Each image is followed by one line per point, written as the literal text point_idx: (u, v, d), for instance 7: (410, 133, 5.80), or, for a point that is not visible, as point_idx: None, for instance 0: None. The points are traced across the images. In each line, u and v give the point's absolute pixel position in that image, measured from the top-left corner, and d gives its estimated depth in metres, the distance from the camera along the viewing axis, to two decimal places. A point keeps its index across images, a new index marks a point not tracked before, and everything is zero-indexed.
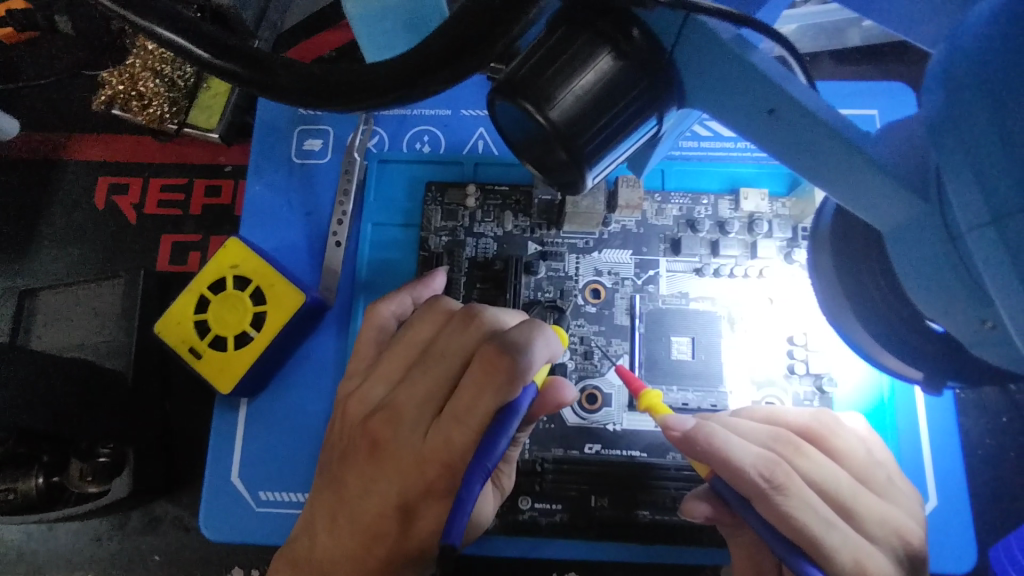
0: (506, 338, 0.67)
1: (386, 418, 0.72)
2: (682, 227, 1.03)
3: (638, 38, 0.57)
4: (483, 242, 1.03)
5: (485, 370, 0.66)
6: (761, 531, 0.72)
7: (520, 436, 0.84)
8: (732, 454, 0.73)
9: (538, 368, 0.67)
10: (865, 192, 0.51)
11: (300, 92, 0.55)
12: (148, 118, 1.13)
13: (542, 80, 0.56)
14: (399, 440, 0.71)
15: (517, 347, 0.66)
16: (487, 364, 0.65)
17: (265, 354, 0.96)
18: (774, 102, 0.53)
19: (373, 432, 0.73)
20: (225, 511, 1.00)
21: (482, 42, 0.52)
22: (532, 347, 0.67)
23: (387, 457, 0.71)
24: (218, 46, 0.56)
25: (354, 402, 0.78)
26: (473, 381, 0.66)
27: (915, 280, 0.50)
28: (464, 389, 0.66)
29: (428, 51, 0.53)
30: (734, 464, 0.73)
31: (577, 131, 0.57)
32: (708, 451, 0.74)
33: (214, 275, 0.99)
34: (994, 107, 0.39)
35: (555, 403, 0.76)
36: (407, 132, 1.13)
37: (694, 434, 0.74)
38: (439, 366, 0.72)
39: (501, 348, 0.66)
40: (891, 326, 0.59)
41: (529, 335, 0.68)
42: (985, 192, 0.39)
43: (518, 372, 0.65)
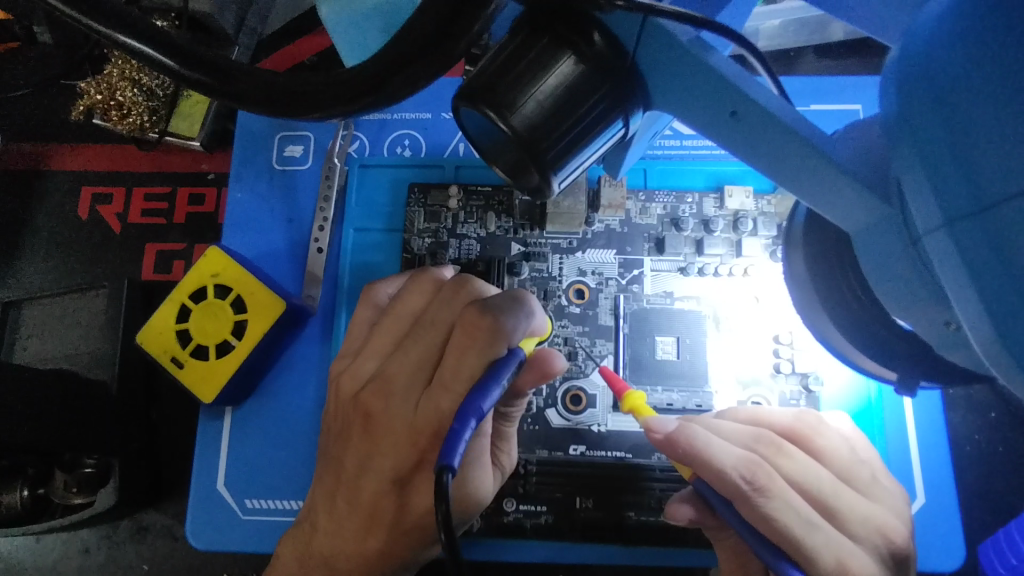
0: (489, 300, 0.67)
1: (377, 389, 0.71)
2: (666, 226, 1.02)
3: (600, 42, 0.56)
4: (466, 243, 1.02)
5: (468, 333, 0.65)
6: (742, 532, 0.72)
7: (515, 411, 0.79)
8: (712, 455, 0.73)
9: (520, 333, 0.66)
10: (829, 194, 0.51)
11: (268, 102, 0.55)
12: (129, 127, 1.13)
13: (503, 86, 0.56)
14: (391, 411, 0.69)
15: (498, 309, 0.66)
16: (470, 328, 0.65)
17: (247, 362, 0.96)
18: (736, 105, 0.52)
19: (366, 404, 0.71)
20: (210, 520, 1.00)
21: (445, 45, 0.52)
22: (516, 310, 0.66)
23: (379, 432, 0.70)
24: (180, 53, 0.56)
25: (348, 379, 0.76)
26: (457, 345, 0.65)
27: (882, 282, 0.49)
28: (449, 354, 0.66)
29: (387, 58, 0.53)
30: (714, 466, 0.72)
31: (539, 136, 0.56)
32: (688, 452, 0.73)
33: (194, 283, 0.99)
34: (946, 109, 0.38)
35: (544, 375, 0.72)
36: (388, 136, 1.12)
37: (675, 436, 0.74)
38: (426, 335, 0.71)
39: (483, 310, 0.65)
40: (866, 329, 0.58)
41: (512, 300, 0.68)
42: (941, 196, 0.39)
43: (500, 333, 0.65)
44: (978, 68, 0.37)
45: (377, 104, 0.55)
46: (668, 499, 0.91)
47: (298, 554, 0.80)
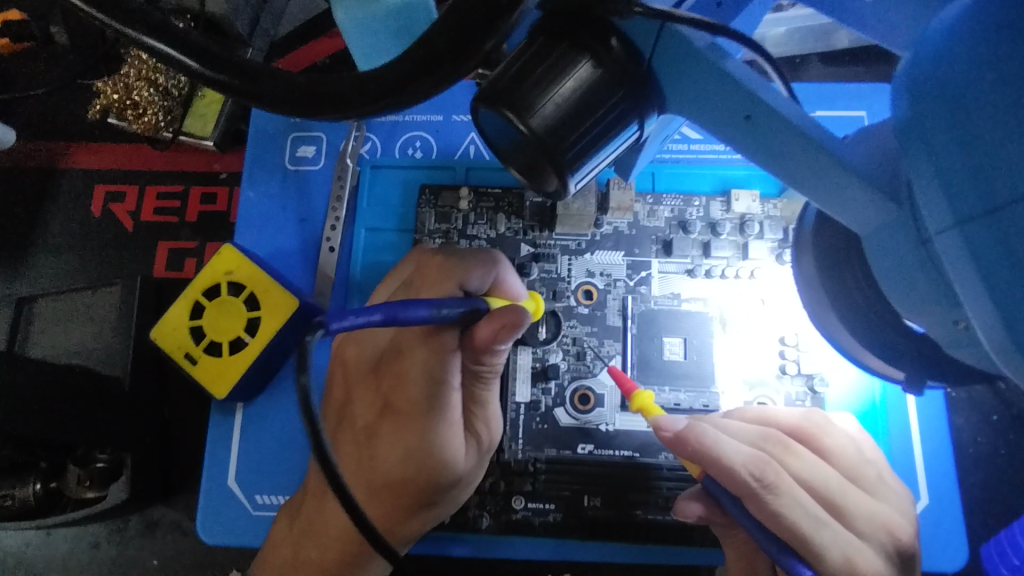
0: (451, 252, 0.80)
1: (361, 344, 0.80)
2: (674, 229, 1.03)
3: (617, 46, 0.58)
4: (476, 244, 1.03)
5: (427, 274, 0.77)
6: (752, 530, 0.73)
7: (483, 369, 0.79)
8: (720, 452, 0.74)
9: (474, 277, 0.76)
10: (840, 196, 0.52)
11: (289, 103, 0.57)
12: (143, 127, 1.15)
13: (522, 89, 0.57)
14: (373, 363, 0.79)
15: (456, 256, 0.78)
16: (429, 270, 0.77)
17: (260, 359, 0.98)
18: (751, 108, 0.54)
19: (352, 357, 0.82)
20: (221, 516, 1.01)
21: (467, 49, 0.53)
22: (476, 259, 0.78)
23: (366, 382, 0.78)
24: (204, 55, 0.57)
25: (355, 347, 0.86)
26: (421, 287, 0.77)
27: (893, 282, 0.50)
28: (414, 297, 0.77)
29: (409, 61, 0.54)
30: (723, 463, 0.73)
31: (558, 137, 0.57)
32: (698, 450, 0.75)
33: (209, 281, 1.00)
34: (960, 114, 0.39)
35: (511, 327, 0.71)
36: (399, 138, 1.14)
37: (685, 434, 0.75)
38: (400, 292, 0.81)
39: (440, 255, 0.79)
40: (876, 328, 0.59)
41: (474, 253, 0.79)
42: (953, 198, 0.40)
43: (455, 272, 0.76)
44: (990, 75, 0.38)
45: (398, 106, 0.56)
46: (676, 497, 0.92)
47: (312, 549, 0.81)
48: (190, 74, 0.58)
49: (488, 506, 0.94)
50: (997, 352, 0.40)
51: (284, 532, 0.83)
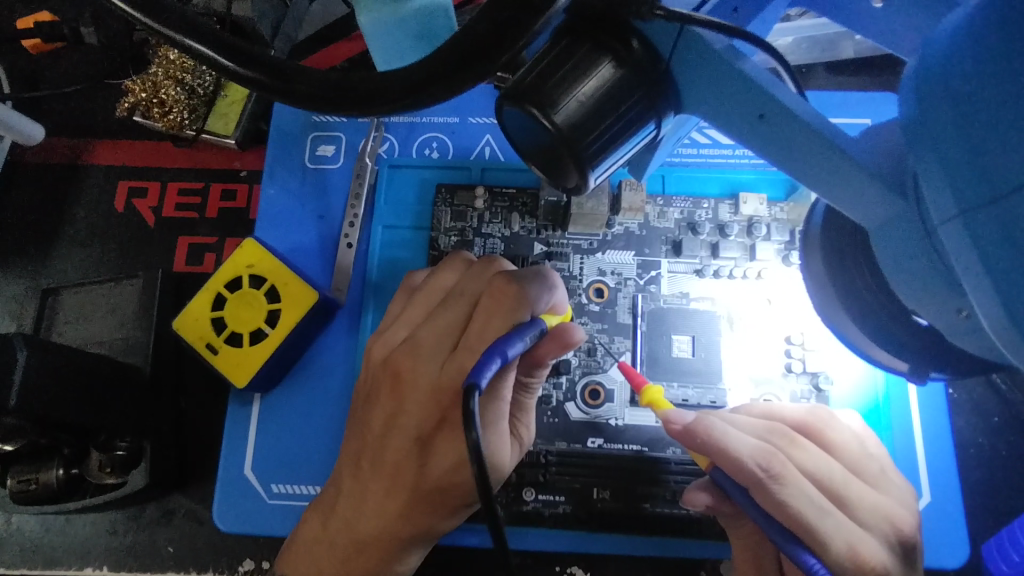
0: (516, 272, 0.77)
1: (406, 350, 0.79)
2: (683, 230, 1.06)
3: (637, 48, 0.61)
4: (491, 241, 1.06)
5: (497, 298, 0.75)
6: (758, 519, 0.74)
7: (533, 381, 0.84)
8: (730, 444, 0.76)
9: (542, 302, 0.76)
10: (850, 191, 0.55)
11: (321, 99, 0.60)
12: (168, 124, 1.19)
13: (546, 87, 0.61)
14: (418, 369, 0.78)
15: (524, 279, 0.76)
16: (498, 294, 0.75)
17: (279, 350, 1.00)
18: (764, 108, 0.57)
19: (396, 364, 0.79)
20: (238, 504, 1.03)
21: (494, 47, 0.56)
22: (541, 282, 0.77)
23: (406, 387, 0.78)
24: (241, 55, 0.61)
25: (379, 346, 0.86)
26: (485, 309, 0.75)
27: (897, 273, 0.54)
28: (477, 319, 0.75)
29: (440, 60, 0.57)
30: (731, 454, 0.75)
31: (580, 133, 0.61)
32: (706, 442, 0.77)
33: (231, 274, 1.03)
34: (960, 113, 0.43)
35: (564, 344, 0.77)
36: (416, 139, 1.17)
37: (693, 426, 0.77)
38: (456, 304, 0.80)
39: (510, 279, 0.76)
40: (878, 320, 0.63)
41: (536, 273, 0.78)
42: (955, 190, 0.43)
43: (525, 301, 0.75)
44: (989, 76, 0.41)
45: (426, 102, 0.59)
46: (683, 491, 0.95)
47: (334, 536, 0.83)
48: (227, 71, 0.61)
49: (500, 497, 0.96)
50: (1000, 337, 0.43)
51: (312, 527, 0.85)
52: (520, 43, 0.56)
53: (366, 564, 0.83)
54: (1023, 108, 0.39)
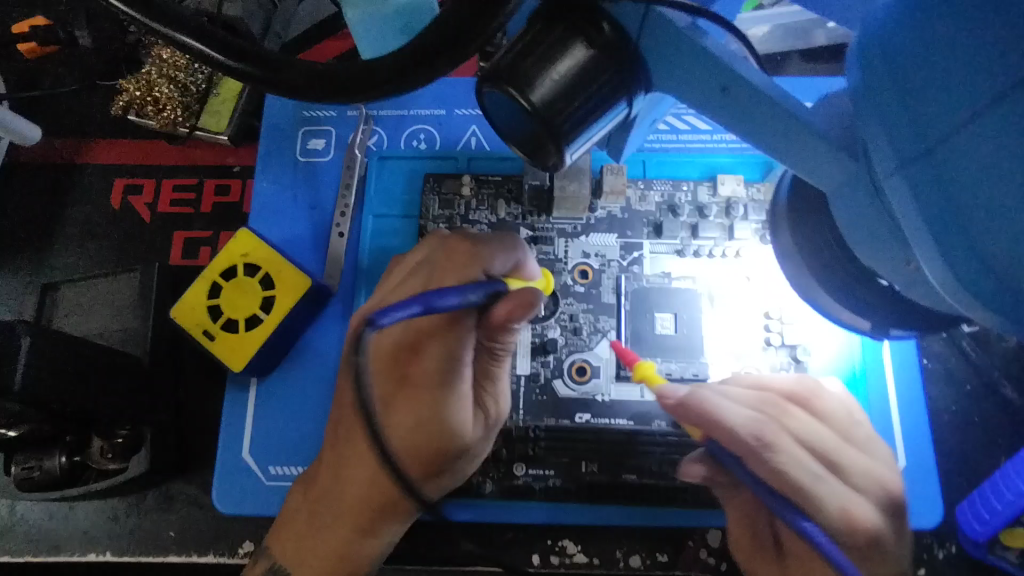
0: (475, 235, 0.84)
1: (407, 333, 0.82)
2: (664, 212, 1.10)
3: (609, 30, 0.64)
4: (478, 228, 1.10)
5: (451, 258, 0.81)
6: (751, 484, 0.77)
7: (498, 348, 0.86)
8: (723, 415, 0.80)
9: (497, 262, 0.80)
10: (808, 158, 0.59)
11: (312, 90, 0.63)
12: (162, 122, 1.22)
13: (523, 69, 0.64)
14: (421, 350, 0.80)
15: (479, 241, 0.83)
16: (454, 252, 0.81)
17: (275, 336, 1.03)
18: (727, 81, 0.60)
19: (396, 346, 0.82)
20: (238, 487, 1.06)
21: (471, 32, 0.59)
22: (498, 245, 0.82)
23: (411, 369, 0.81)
24: (234, 51, 0.64)
25: (380, 331, 0.88)
26: (443, 270, 0.81)
27: (854, 232, 0.58)
28: (438, 280, 0.80)
29: (422, 47, 0.60)
30: (725, 425, 0.80)
31: (556, 111, 0.65)
32: (700, 414, 0.80)
33: (225, 263, 1.06)
34: (897, 75, 0.46)
35: (527, 305, 0.77)
36: (404, 131, 1.20)
37: (687, 399, 0.81)
38: (421, 272, 0.84)
39: (467, 239, 0.82)
40: (842, 283, 0.66)
41: (494, 236, 0.83)
42: (896, 147, 0.47)
43: (478, 258, 0.80)
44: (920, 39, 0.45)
45: (410, 87, 0.63)
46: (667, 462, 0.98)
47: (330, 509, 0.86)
48: (221, 67, 0.64)
49: (491, 472, 0.99)
50: (939, 280, 0.46)
51: (308, 501, 0.88)
52: (495, 26, 0.60)
53: (361, 534, 0.86)
54: (951, 66, 0.42)
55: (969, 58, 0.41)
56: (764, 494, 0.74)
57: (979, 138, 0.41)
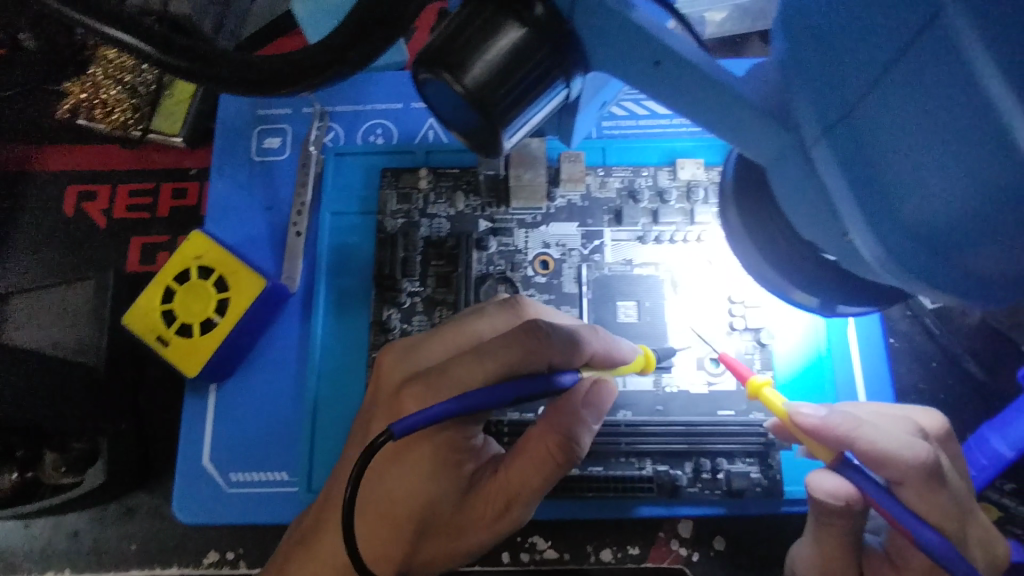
0: (545, 322, 0.77)
1: (430, 380, 0.75)
2: (624, 198, 1.09)
3: (542, 13, 0.62)
4: (437, 221, 1.08)
5: (519, 334, 0.75)
6: (900, 517, 0.70)
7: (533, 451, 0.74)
8: (869, 438, 0.73)
9: (563, 350, 0.76)
10: (744, 130, 0.57)
11: (242, 80, 0.60)
12: (113, 125, 1.22)
13: (455, 52, 0.62)
14: (443, 380, 0.74)
15: (550, 328, 0.76)
16: (524, 331, 0.75)
17: (230, 339, 1.01)
18: (659, 56, 0.59)
19: (405, 398, 0.76)
20: (198, 494, 1.05)
21: (397, 19, 0.59)
22: (569, 334, 0.78)
23: (433, 386, 0.74)
24: (157, 37, 0.59)
25: (396, 360, 0.84)
26: (511, 335, 0.75)
27: (796, 203, 0.55)
28: (497, 342, 0.74)
29: (351, 32, 0.58)
30: (876, 448, 0.73)
31: (489, 94, 0.63)
32: (840, 438, 0.74)
33: (178, 267, 1.04)
34: (814, 35, 0.42)
35: (598, 406, 0.76)
36: (361, 126, 1.18)
37: (828, 421, 0.73)
38: (486, 333, 0.78)
39: (536, 322, 0.76)
40: (794, 262, 0.64)
41: (570, 331, 0.78)
42: (822, 109, 0.43)
43: (546, 341, 0.74)
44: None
45: (341, 73, 0.61)
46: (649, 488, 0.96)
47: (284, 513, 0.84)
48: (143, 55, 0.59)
49: None
50: (871, 253, 0.43)
51: None
52: (417, 6, 0.58)
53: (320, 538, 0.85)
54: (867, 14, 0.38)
55: (883, 3, 0.36)
56: (908, 521, 0.70)
57: (887, 99, 0.38)
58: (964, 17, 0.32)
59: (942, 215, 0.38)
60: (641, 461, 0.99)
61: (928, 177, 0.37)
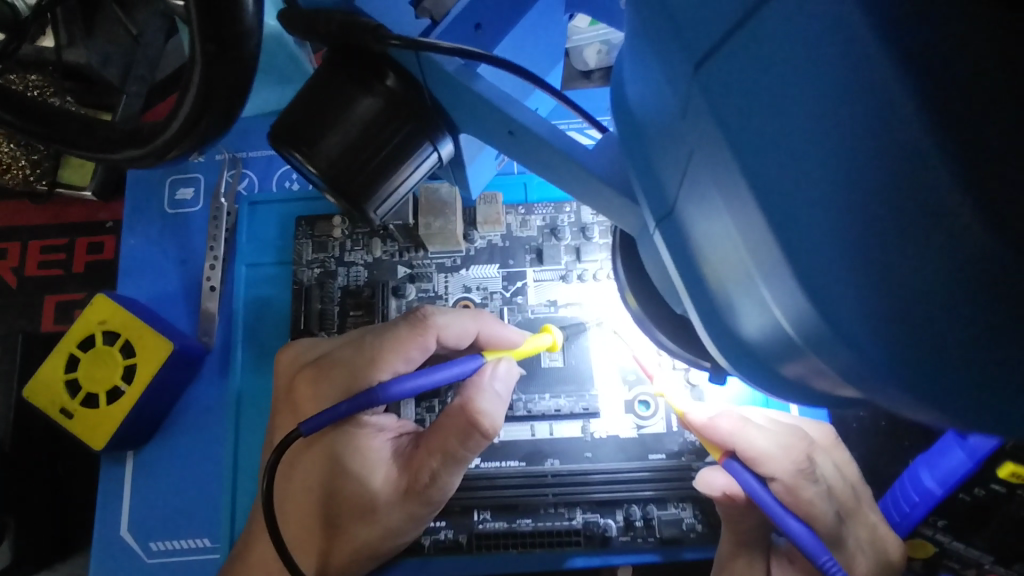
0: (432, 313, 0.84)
1: (315, 372, 0.85)
2: (546, 236, 1.05)
3: (395, 83, 0.59)
4: (353, 270, 1.05)
5: (404, 330, 0.83)
6: (775, 507, 0.70)
7: (432, 438, 0.82)
8: (747, 435, 0.78)
9: (446, 332, 0.85)
10: (605, 205, 0.52)
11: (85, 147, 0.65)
12: (13, 182, 1.13)
13: (306, 128, 0.58)
14: (330, 380, 0.84)
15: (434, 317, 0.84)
16: (411, 325, 0.84)
17: (139, 406, 0.97)
18: (510, 125, 0.55)
19: (299, 386, 0.86)
20: (116, 566, 1.00)
21: (206, 112, 0.56)
22: (449, 316, 0.85)
23: (325, 380, 0.84)
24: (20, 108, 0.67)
25: (294, 353, 0.91)
26: (399, 333, 0.83)
27: (663, 281, 0.48)
28: (390, 338, 0.83)
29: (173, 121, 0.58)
30: (756, 449, 0.77)
31: (343, 171, 0.58)
32: (726, 438, 0.78)
33: (82, 333, 0.99)
34: (630, 127, 0.41)
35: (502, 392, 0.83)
36: (276, 171, 1.14)
37: (707, 425, 0.78)
38: (374, 333, 0.85)
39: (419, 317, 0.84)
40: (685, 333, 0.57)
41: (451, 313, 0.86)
42: (659, 192, 0.40)
43: (430, 331, 0.84)
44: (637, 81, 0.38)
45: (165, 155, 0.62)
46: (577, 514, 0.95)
47: None
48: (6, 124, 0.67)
49: None
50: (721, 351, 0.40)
51: None
52: (244, 80, 0.56)
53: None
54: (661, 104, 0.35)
55: (661, 114, 0.36)
56: (783, 515, 0.70)
57: (692, 201, 0.35)
58: (703, 154, 0.31)
59: (745, 330, 0.36)
60: (570, 511, 0.95)
61: (724, 290, 0.36)
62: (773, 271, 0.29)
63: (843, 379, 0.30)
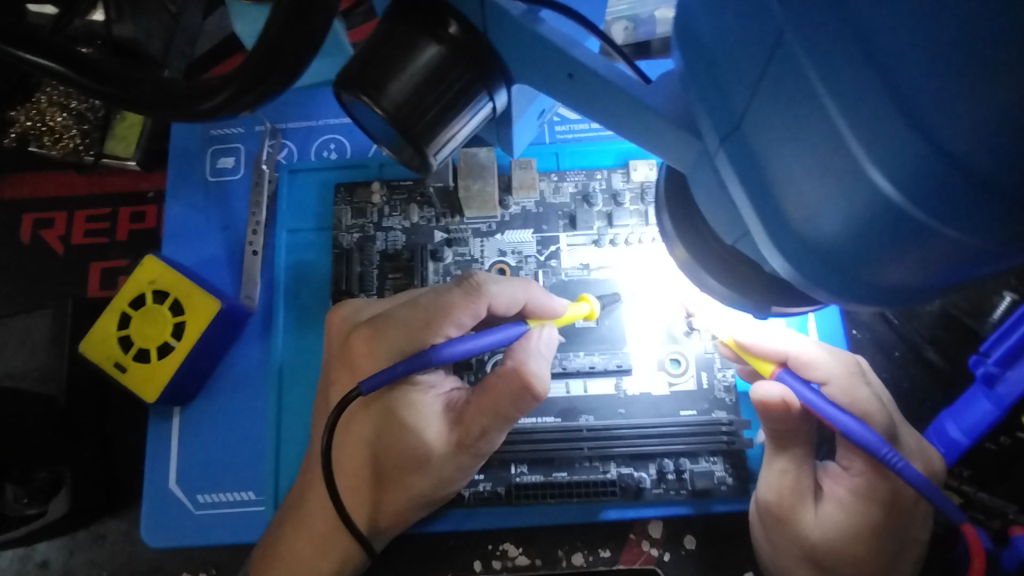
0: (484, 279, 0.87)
1: (371, 333, 0.89)
2: (578, 202, 1.08)
3: (457, 31, 0.62)
4: (392, 234, 1.08)
5: (459, 295, 0.86)
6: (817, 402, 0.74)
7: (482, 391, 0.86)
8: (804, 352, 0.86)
9: (499, 301, 0.87)
10: (657, 141, 0.55)
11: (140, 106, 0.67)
12: (63, 151, 1.18)
13: (375, 73, 0.61)
14: (384, 340, 0.88)
15: (489, 284, 0.87)
16: (466, 290, 0.86)
17: (188, 361, 1.01)
18: (571, 67, 0.59)
19: (354, 347, 0.90)
20: (165, 517, 1.04)
21: (276, 65, 0.59)
22: (503, 285, 0.87)
23: (379, 340, 0.88)
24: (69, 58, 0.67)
25: (345, 314, 0.95)
26: (454, 297, 0.86)
27: (712, 209, 0.51)
28: (444, 300, 0.86)
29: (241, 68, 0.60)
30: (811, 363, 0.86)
31: (408, 113, 0.61)
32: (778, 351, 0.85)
33: (133, 292, 1.03)
34: (702, 47, 0.45)
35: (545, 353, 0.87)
36: (314, 141, 1.18)
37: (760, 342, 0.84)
38: (426, 297, 0.88)
39: (473, 283, 0.87)
40: (728, 271, 0.61)
41: (507, 280, 0.88)
42: (726, 108, 0.43)
43: (484, 298, 0.86)
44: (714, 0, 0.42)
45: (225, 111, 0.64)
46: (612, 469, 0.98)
47: None
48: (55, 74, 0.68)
49: None
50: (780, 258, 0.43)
51: None
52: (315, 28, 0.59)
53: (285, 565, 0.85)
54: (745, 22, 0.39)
55: (742, 24, 0.40)
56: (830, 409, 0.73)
57: (772, 105, 0.39)
58: (800, 40, 0.35)
59: (818, 228, 0.40)
60: (605, 464, 0.98)
61: (796, 190, 0.39)
62: (887, 133, 0.33)
63: (940, 244, 0.35)
